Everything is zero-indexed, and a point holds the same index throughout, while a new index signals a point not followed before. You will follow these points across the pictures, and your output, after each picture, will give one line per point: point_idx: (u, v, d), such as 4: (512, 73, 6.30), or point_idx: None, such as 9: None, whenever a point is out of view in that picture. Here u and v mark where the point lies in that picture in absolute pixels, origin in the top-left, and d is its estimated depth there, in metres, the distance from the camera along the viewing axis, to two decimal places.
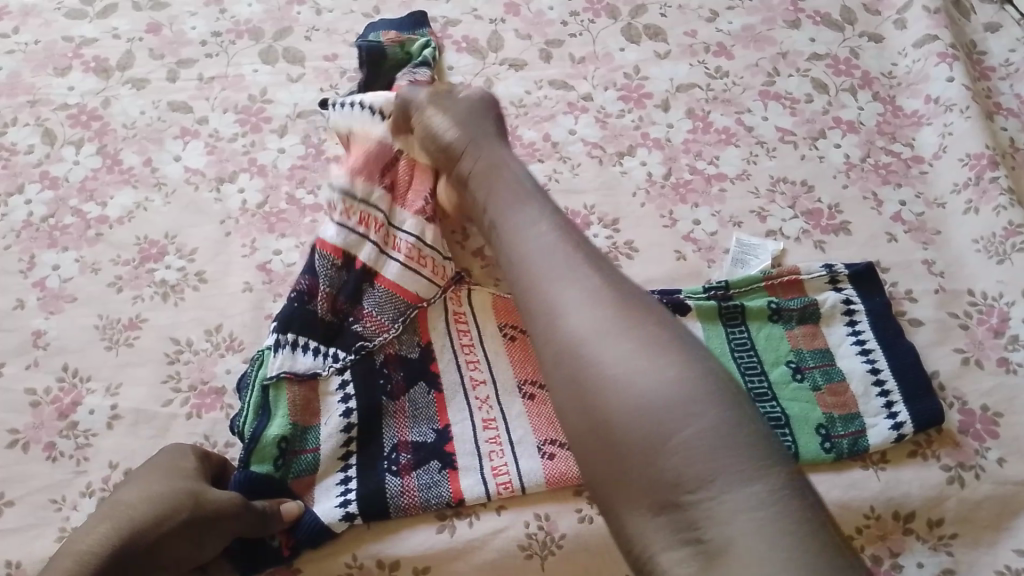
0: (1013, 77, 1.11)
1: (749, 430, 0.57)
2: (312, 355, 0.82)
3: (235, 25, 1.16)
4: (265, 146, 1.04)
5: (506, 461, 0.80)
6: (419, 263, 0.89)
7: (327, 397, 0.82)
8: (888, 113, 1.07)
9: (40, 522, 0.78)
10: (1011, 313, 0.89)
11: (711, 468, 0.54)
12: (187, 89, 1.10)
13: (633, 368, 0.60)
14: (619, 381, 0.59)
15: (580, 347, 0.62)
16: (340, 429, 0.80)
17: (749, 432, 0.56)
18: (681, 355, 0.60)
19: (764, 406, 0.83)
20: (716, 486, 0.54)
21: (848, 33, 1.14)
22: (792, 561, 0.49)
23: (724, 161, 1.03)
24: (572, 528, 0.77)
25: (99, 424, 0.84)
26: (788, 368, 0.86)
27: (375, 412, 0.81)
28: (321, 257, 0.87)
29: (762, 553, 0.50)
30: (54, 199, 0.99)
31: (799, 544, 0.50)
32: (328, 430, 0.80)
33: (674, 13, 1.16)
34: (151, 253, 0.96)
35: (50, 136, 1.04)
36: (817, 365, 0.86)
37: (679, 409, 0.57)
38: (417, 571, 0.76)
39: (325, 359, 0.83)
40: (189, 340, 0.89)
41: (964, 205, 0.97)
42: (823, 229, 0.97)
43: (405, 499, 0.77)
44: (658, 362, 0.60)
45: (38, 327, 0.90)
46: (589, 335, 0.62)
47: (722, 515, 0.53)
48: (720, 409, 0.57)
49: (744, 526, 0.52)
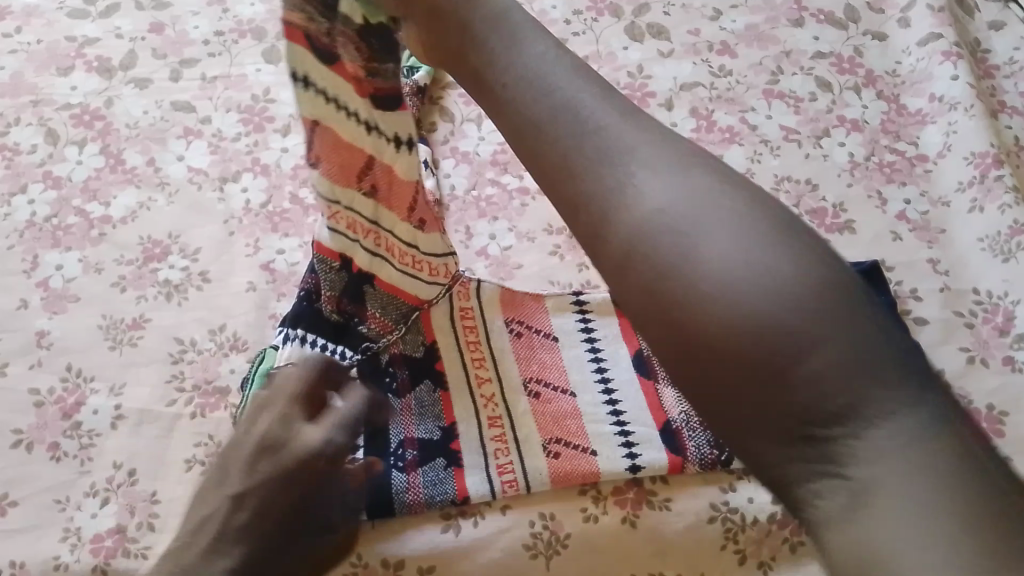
0: (1017, 76, 1.11)
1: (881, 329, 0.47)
2: (319, 350, 0.81)
3: (238, 25, 1.16)
4: (269, 146, 1.04)
5: (511, 460, 0.80)
6: (415, 270, 0.85)
7: None
8: (892, 112, 1.07)
9: (43, 522, 0.78)
10: (1015, 313, 0.89)
11: (852, 393, 0.44)
12: (189, 88, 1.09)
13: (738, 264, 0.47)
14: (721, 282, 0.47)
15: (661, 243, 0.49)
16: None
17: (882, 333, 0.47)
18: (791, 240, 0.48)
19: None
20: (858, 413, 0.44)
21: (852, 31, 1.14)
22: (963, 497, 0.42)
23: (728, 160, 1.02)
24: (576, 527, 0.77)
25: (103, 424, 0.84)
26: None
27: None
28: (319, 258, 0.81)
29: (925, 497, 0.42)
30: (57, 199, 0.99)
31: (961, 473, 0.43)
32: None
33: (678, 12, 1.16)
34: (155, 254, 0.95)
35: (52, 136, 1.04)
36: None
37: (805, 318, 0.45)
38: (422, 570, 0.75)
39: (331, 354, 0.81)
40: (192, 340, 0.89)
41: (969, 203, 0.97)
42: (827, 228, 0.97)
43: (410, 496, 0.77)
44: (767, 250, 0.47)
45: (42, 328, 0.90)
46: (673, 220, 0.49)
47: (871, 452, 0.44)
48: (851, 309, 0.46)
49: (899, 465, 0.43)
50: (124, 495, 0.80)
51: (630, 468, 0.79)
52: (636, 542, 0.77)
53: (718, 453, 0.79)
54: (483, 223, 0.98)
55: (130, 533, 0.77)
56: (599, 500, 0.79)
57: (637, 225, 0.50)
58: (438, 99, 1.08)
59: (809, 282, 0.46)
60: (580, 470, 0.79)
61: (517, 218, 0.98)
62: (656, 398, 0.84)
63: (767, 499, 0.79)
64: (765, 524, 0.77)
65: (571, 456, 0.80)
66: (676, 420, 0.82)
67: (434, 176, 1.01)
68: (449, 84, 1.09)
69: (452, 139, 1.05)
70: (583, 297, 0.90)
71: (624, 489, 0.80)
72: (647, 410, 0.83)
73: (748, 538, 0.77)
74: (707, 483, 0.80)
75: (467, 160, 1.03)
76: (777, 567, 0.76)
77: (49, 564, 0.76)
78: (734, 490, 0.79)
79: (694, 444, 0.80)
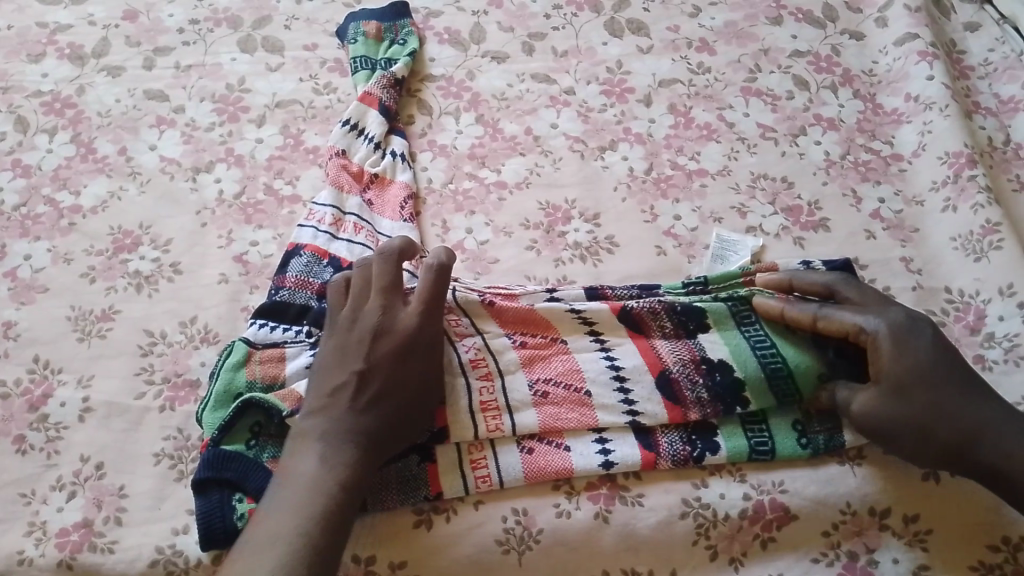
0: (991, 76, 1.12)
1: (952, 368, 0.76)
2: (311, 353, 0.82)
3: (213, 13, 1.14)
4: (243, 137, 1.03)
5: (501, 422, 0.78)
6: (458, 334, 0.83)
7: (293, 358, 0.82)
8: (868, 110, 1.08)
9: (7, 517, 0.77)
10: (986, 311, 0.89)
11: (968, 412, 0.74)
12: (163, 77, 1.08)
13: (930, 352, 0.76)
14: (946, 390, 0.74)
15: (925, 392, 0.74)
16: None
17: (953, 369, 0.76)
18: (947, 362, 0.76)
19: (765, 356, 0.82)
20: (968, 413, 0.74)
21: (830, 30, 1.15)
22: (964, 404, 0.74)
23: (705, 157, 1.03)
24: (549, 523, 0.77)
25: (71, 417, 0.82)
26: (794, 431, 0.81)
27: None
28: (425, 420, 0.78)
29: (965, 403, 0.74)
30: (27, 188, 0.97)
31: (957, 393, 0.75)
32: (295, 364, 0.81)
33: (657, 8, 1.16)
34: (125, 244, 0.94)
35: (22, 124, 1.03)
36: (822, 428, 0.81)
37: (950, 377, 0.75)
38: (393, 567, 0.75)
39: (294, 333, 0.84)
40: (163, 332, 0.88)
41: (943, 203, 0.98)
42: (802, 225, 0.97)
43: (384, 493, 0.76)
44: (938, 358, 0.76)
45: (9, 318, 0.88)
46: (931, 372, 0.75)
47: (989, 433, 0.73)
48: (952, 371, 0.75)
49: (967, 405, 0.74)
50: (91, 489, 0.78)
51: (602, 465, 0.78)
52: (607, 537, 0.76)
53: (690, 449, 0.79)
54: (460, 217, 0.97)
55: (96, 527, 0.76)
56: (573, 495, 0.78)
57: (917, 393, 0.74)
58: (416, 91, 1.08)
59: (938, 362, 0.76)
60: (570, 429, 0.80)
61: (493, 212, 0.98)
62: (649, 351, 0.84)
63: (738, 494, 0.78)
64: (737, 520, 0.78)
65: (545, 452, 0.78)
66: (672, 368, 0.82)
67: (410, 169, 1.01)
68: (427, 77, 1.10)
69: (430, 132, 1.05)
70: (557, 293, 0.88)
71: (597, 484, 0.79)
72: (643, 362, 0.83)
73: (720, 534, 0.77)
74: (679, 478, 0.79)
75: (444, 154, 1.03)
76: (748, 562, 0.77)
77: (13, 559, 0.74)
78: (706, 487, 0.79)
79: (689, 389, 0.81)
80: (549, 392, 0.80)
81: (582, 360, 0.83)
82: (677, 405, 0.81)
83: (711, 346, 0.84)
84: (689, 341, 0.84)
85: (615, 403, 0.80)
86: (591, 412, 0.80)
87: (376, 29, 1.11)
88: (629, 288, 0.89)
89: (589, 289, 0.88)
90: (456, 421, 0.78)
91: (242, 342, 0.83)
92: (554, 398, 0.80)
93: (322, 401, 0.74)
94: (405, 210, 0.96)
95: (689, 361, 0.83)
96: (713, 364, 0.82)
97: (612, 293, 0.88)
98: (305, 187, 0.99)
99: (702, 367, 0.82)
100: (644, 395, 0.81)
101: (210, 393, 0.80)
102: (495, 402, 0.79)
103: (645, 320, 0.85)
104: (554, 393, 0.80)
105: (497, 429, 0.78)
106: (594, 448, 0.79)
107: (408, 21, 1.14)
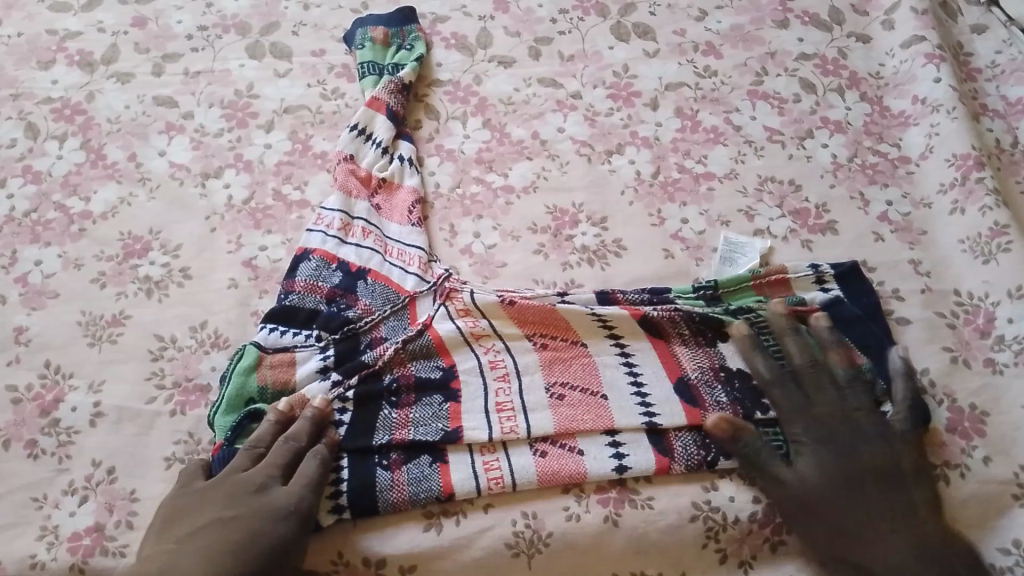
0: (999, 79, 1.12)
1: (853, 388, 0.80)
2: (320, 358, 0.83)
3: (222, 19, 1.15)
4: (252, 142, 1.04)
5: (516, 424, 0.79)
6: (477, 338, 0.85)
7: (303, 363, 0.83)
8: (875, 113, 1.08)
9: (20, 520, 0.77)
10: (996, 313, 0.89)
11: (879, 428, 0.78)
12: (172, 83, 1.09)
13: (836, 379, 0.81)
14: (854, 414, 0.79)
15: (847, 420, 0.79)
16: (325, 383, 0.81)
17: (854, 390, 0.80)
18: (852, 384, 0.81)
19: None
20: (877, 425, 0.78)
21: (836, 33, 1.15)
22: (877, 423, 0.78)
23: (712, 160, 1.03)
24: (559, 526, 0.76)
25: (82, 421, 0.83)
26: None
27: (375, 404, 0.81)
28: (439, 425, 0.79)
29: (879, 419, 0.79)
30: (37, 194, 0.98)
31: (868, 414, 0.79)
32: (306, 368, 0.83)
33: (663, 12, 1.16)
34: (136, 250, 0.95)
35: (32, 130, 1.03)
36: None
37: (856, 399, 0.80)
38: (404, 570, 0.74)
39: (303, 337, 0.84)
40: (173, 337, 0.88)
41: (951, 205, 0.98)
42: (810, 228, 0.97)
43: (394, 494, 0.76)
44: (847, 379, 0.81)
45: (20, 324, 0.89)
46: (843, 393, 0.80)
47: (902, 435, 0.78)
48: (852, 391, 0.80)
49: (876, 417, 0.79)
50: (102, 493, 0.78)
51: (616, 469, 0.78)
52: (617, 541, 0.76)
53: (704, 453, 0.79)
54: (467, 221, 0.98)
55: (107, 531, 0.76)
56: (582, 497, 0.78)
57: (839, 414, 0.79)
58: (423, 97, 1.09)
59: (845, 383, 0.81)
60: (583, 432, 0.80)
61: (501, 216, 0.98)
62: (672, 358, 0.86)
63: (749, 498, 0.78)
64: (747, 524, 0.77)
65: (558, 455, 0.78)
66: (692, 376, 0.84)
67: (418, 173, 1.01)
68: (434, 82, 1.10)
69: (437, 137, 1.05)
70: (567, 299, 0.88)
71: (608, 487, 0.78)
72: (665, 369, 0.85)
73: (730, 537, 0.77)
74: (690, 481, 0.79)
75: (452, 158, 1.03)
76: (758, 565, 0.78)
77: (25, 563, 0.75)
78: (716, 489, 0.78)
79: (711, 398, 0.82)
80: (567, 396, 0.82)
81: (602, 365, 0.85)
82: (696, 407, 0.82)
83: (731, 354, 0.86)
84: (710, 350, 0.87)
85: (633, 405, 0.82)
86: (608, 415, 0.81)
87: (383, 35, 1.12)
88: (639, 291, 0.90)
89: (598, 294, 0.89)
90: (467, 421, 0.79)
91: (251, 345, 0.83)
92: (573, 402, 0.82)
93: (183, 533, 0.69)
94: (413, 213, 0.96)
95: (710, 369, 0.85)
96: (731, 372, 0.85)
97: (621, 297, 0.89)
98: (313, 192, 1.00)
99: (722, 375, 0.84)
100: (661, 398, 0.82)
101: (219, 398, 0.81)
102: (513, 404, 0.81)
103: (666, 325, 0.87)
104: (572, 396, 0.82)
105: (512, 431, 0.79)
106: (607, 452, 0.79)
107: (415, 27, 1.14)
